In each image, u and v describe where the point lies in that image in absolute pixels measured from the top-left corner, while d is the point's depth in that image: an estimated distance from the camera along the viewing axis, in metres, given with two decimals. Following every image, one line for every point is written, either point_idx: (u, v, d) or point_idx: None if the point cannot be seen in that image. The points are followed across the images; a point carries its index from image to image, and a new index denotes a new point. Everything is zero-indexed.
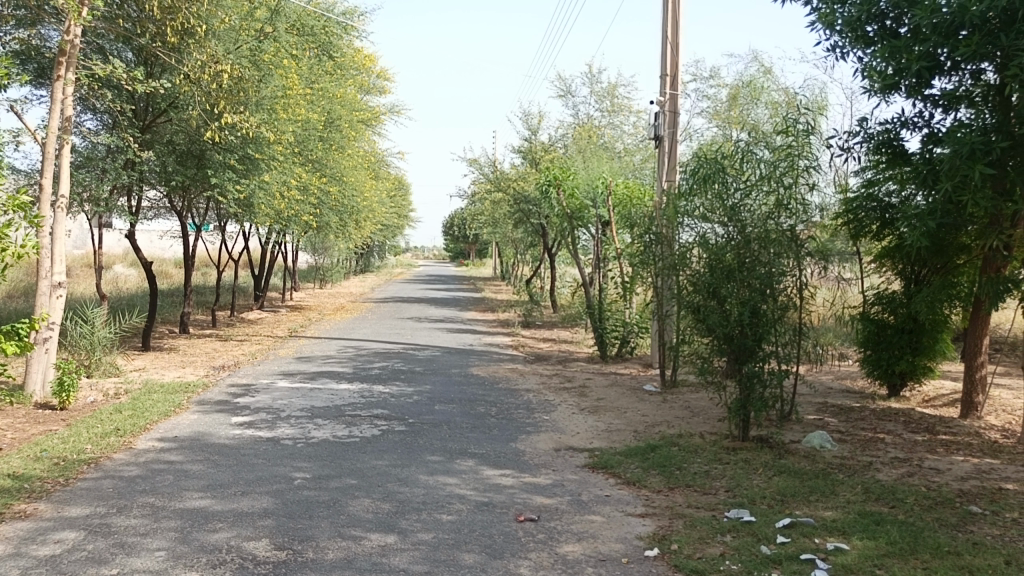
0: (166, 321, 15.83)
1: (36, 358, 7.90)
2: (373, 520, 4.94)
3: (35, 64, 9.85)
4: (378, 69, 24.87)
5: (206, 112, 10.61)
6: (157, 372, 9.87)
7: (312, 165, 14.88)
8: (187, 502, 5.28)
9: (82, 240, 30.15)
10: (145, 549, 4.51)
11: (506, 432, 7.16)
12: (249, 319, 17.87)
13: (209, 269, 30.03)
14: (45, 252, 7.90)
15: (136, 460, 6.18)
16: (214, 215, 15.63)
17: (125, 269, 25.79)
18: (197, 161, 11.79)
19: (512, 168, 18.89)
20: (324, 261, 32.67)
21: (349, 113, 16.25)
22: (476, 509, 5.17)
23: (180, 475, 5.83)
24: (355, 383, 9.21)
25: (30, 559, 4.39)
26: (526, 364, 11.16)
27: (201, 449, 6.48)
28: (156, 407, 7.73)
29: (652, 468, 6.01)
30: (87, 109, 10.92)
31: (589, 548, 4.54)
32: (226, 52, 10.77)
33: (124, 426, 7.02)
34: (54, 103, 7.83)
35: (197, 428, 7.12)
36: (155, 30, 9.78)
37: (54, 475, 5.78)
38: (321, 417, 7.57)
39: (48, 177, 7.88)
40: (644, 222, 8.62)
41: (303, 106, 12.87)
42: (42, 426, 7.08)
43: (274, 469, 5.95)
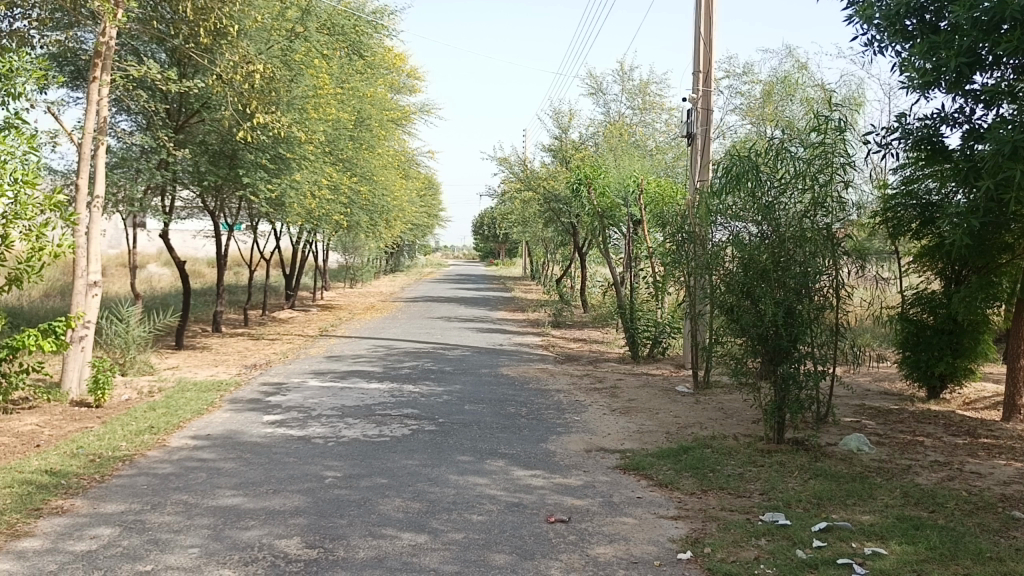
0: (199, 320, 16.02)
1: (72, 356, 8.00)
2: (404, 520, 4.93)
3: (71, 66, 10.03)
4: (408, 68, 25.01)
5: (238, 112, 10.68)
6: (190, 370, 9.98)
7: (343, 165, 14.96)
8: (219, 500, 5.31)
9: (118, 240, 30.66)
10: (178, 546, 4.54)
11: (536, 433, 7.12)
12: (281, 318, 18.03)
13: (242, 269, 30.37)
14: (81, 252, 7.99)
15: (170, 457, 6.23)
16: (246, 216, 15.78)
17: (160, 269, 26.13)
18: (228, 161, 11.86)
19: (543, 167, 18.86)
20: (355, 261, 32.89)
21: (379, 113, 16.32)
22: (507, 510, 5.13)
23: (213, 473, 5.87)
24: (385, 383, 9.23)
25: (66, 554, 4.45)
26: (556, 364, 11.12)
27: (233, 447, 6.52)
28: (189, 405, 7.79)
29: (685, 470, 5.93)
30: (121, 110, 11.07)
31: (621, 550, 4.48)
32: (259, 53, 10.87)
33: (157, 424, 7.09)
34: (90, 104, 7.93)
35: (230, 426, 7.17)
36: (189, 32, 9.90)
37: (90, 471, 5.84)
38: (351, 416, 7.59)
39: (84, 177, 7.98)
40: (676, 221, 8.54)
41: (334, 106, 12.95)
42: (78, 423, 7.17)
43: (305, 468, 5.96)
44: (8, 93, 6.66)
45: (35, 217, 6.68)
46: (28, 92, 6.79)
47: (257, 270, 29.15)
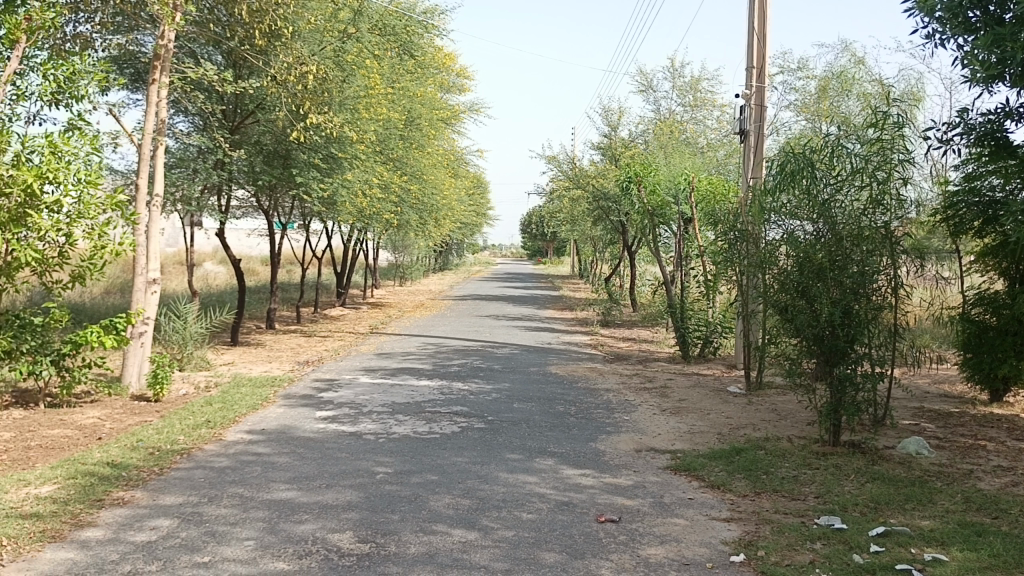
0: (253, 317, 16.33)
1: (132, 351, 8.22)
2: (454, 516, 4.95)
3: (131, 69, 10.30)
4: (458, 68, 25.16)
5: (292, 112, 10.85)
6: (245, 366, 10.17)
7: (394, 164, 15.11)
8: (274, 493, 5.40)
9: (176, 239, 31.42)
10: (234, 538, 4.64)
11: (585, 432, 7.10)
12: (332, 316, 18.28)
13: (295, 267, 30.90)
14: (141, 250, 8.19)
15: (226, 451, 6.36)
16: (298, 215, 16.03)
17: (216, 267, 26.73)
18: (283, 161, 12.06)
19: (592, 165, 18.80)
20: (404, 260, 33.22)
21: (430, 112, 16.45)
22: (557, 509, 5.13)
23: (267, 467, 5.98)
24: (435, 380, 9.29)
25: (127, 545, 4.58)
26: (605, 363, 11.07)
27: (287, 441, 6.63)
28: (244, 400, 7.95)
29: (737, 472, 5.86)
30: (179, 112, 11.34)
31: (673, 551, 4.45)
32: (312, 54, 11.02)
33: (214, 418, 7.24)
34: (150, 106, 8.13)
35: (283, 421, 7.30)
36: (244, 34, 10.09)
37: (149, 464, 5.99)
38: (401, 412, 7.66)
39: (144, 177, 8.17)
40: (728, 219, 8.44)
41: (385, 105, 13.07)
42: (138, 416, 7.36)
43: (356, 464, 6.03)
44: (72, 96, 6.87)
45: (97, 216, 6.90)
46: (90, 95, 6.99)
47: (309, 268, 29.61)
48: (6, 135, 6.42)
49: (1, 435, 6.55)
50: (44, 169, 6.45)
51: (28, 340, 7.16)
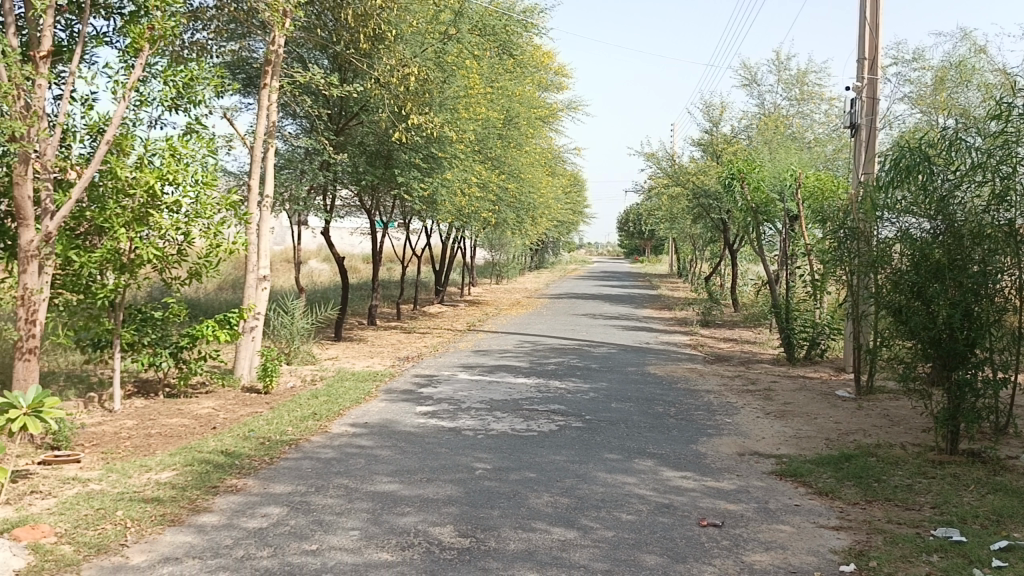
0: (356, 313, 16.80)
1: (244, 344, 8.58)
2: (554, 514, 4.96)
3: (244, 74, 10.77)
4: (556, 66, 25.18)
5: (395, 113, 11.09)
6: (349, 361, 10.47)
7: (492, 163, 15.27)
8: (377, 485, 5.54)
9: (283, 238, 32.63)
10: (341, 528, 4.78)
11: (685, 434, 6.98)
12: (431, 313, 18.62)
13: (394, 265, 31.61)
14: (252, 248, 8.52)
15: (331, 443, 6.56)
16: (399, 214, 16.40)
17: (320, 264, 27.64)
18: (384, 161, 12.35)
19: (692, 162, 18.50)
20: (501, 258, 33.50)
21: (528, 111, 16.54)
22: (657, 511, 5.07)
23: (371, 459, 6.13)
24: (533, 378, 9.32)
25: (241, 531, 4.80)
26: (706, 364, 10.86)
27: (389, 435, 6.79)
28: (348, 394, 8.17)
29: (846, 479, 5.65)
30: (288, 115, 11.78)
31: (778, 558, 4.32)
32: (414, 56, 11.25)
33: (319, 411, 7.48)
34: (261, 109, 8.45)
35: (385, 415, 7.47)
36: (349, 38, 10.37)
37: (260, 453, 6.24)
38: (500, 410, 7.72)
39: (255, 178, 8.51)
40: (837, 217, 8.15)
41: (484, 105, 13.21)
42: (249, 407, 7.68)
43: (456, 459, 6.12)
44: (190, 101, 7.21)
45: (213, 216, 7.24)
46: (207, 100, 7.32)
47: (408, 266, 30.24)
48: (130, 139, 6.80)
49: (126, 422, 6.94)
50: (165, 171, 6.82)
51: (149, 333, 7.57)
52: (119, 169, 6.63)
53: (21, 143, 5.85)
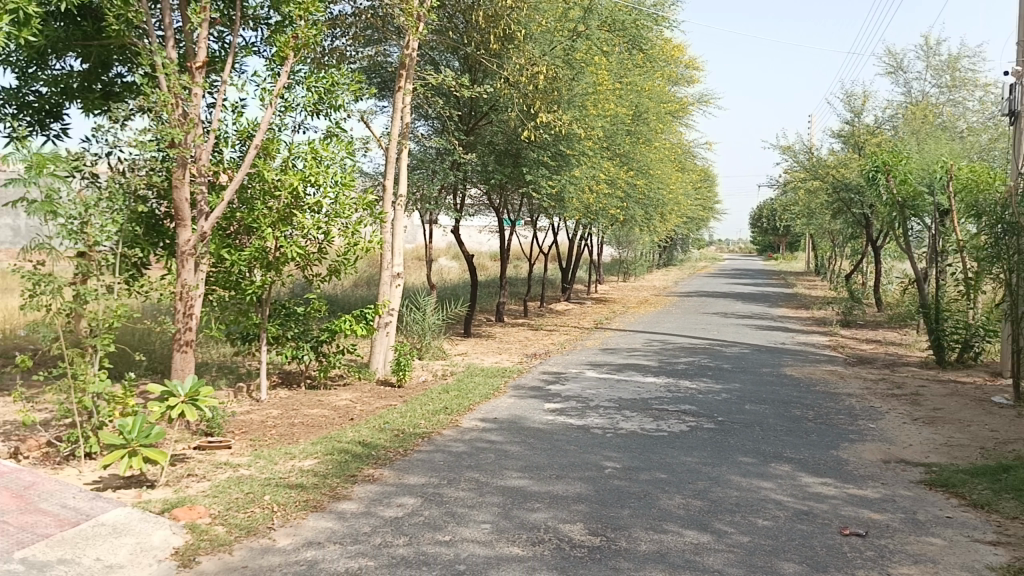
0: (485, 310, 17.08)
1: (378, 339, 8.89)
2: (686, 517, 4.87)
3: (379, 79, 11.15)
4: (686, 59, 24.73)
5: (524, 112, 11.19)
6: (478, 357, 10.67)
7: (620, 160, 15.16)
8: (508, 480, 5.61)
9: (415, 237, 33.59)
10: (473, 521, 4.88)
11: (824, 438, 6.70)
12: (559, 310, 18.70)
13: (521, 262, 31.93)
14: (386, 246, 8.81)
15: (463, 437, 6.70)
16: (527, 212, 16.56)
17: (450, 262, 28.28)
18: (513, 160, 12.36)
19: (832, 155, 17.76)
20: (628, 255, 33.22)
21: (657, 106, 16.34)
22: (795, 517, 4.89)
23: (501, 454, 6.22)
24: (662, 377, 9.20)
25: (378, 519, 4.98)
26: (846, 367, 10.38)
27: (518, 431, 6.86)
28: (478, 390, 8.32)
29: (1006, 492, 5.26)
30: (420, 117, 12.11)
31: (929, 573, 4.08)
32: (543, 54, 11.30)
33: (450, 405, 7.65)
34: (395, 112, 8.72)
35: (514, 411, 7.55)
36: (479, 40, 10.54)
37: (395, 445, 6.45)
38: (628, 408, 7.65)
39: (389, 178, 8.80)
40: (995, 211, 7.61)
41: (613, 102, 13.12)
42: (384, 400, 7.95)
43: (585, 456, 6.11)
44: (331, 106, 7.53)
45: (351, 215, 7.55)
46: (346, 104, 7.62)
47: (535, 263, 30.47)
48: (276, 143, 7.17)
49: (271, 412, 7.33)
50: (307, 173, 7.15)
51: (292, 327, 7.97)
52: (266, 172, 7.01)
53: (179, 149, 6.29)
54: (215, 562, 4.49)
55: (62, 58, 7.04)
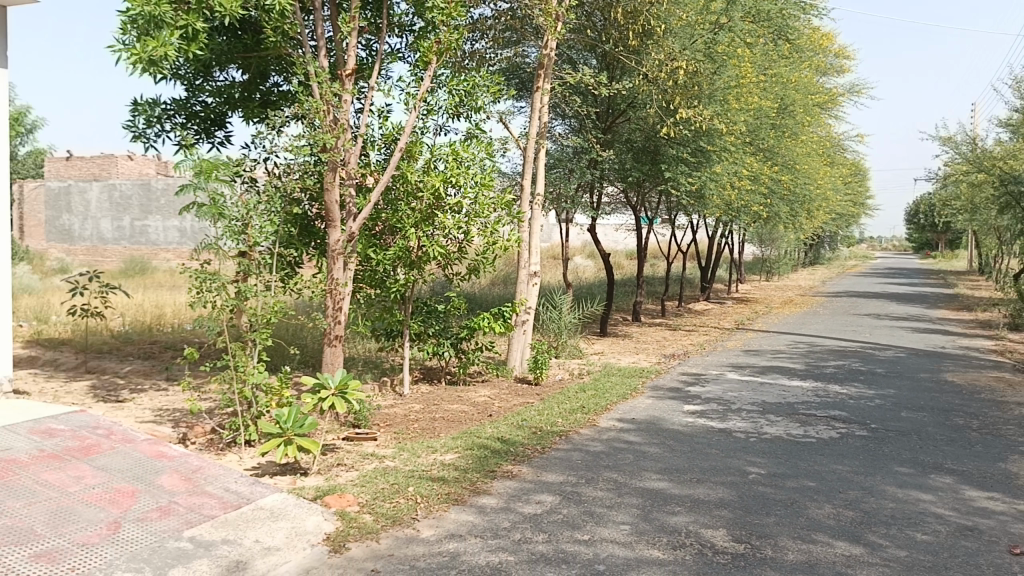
0: (622, 309, 16.96)
1: (516, 337, 9.00)
2: (836, 527, 4.65)
3: (517, 79, 11.31)
4: (836, 49, 23.62)
5: (663, 108, 11.03)
6: (615, 356, 10.60)
7: (764, 155, 14.68)
8: (647, 482, 5.54)
9: (552, 235, 33.79)
10: (611, 521, 4.85)
11: (992, 450, 6.22)
12: (698, 310, 18.31)
13: (659, 261, 31.47)
14: (524, 244, 8.90)
15: (600, 437, 6.68)
16: (666, 210, 16.31)
17: (587, 261, 28.26)
18: (652, 157, 12.31)
19: (1000, 145, 16.52)
20: (771, 253, 32.10)
21: (804, 98, 15.71)
22: (959, 533, 4.56)
23: (640, 455, 6.15)
24: (809, 381, 8.82)
25: (517, 515, 5.03)
26: (1017, 373, 9.60)
27: (657, 432, 6.76)
28: (615, 389, 8.27)
29: None
30: (558, 116, 12.19)
31: None
32: (683, 48, 11.09)
33: (588, 404, 7.64)
34: (533, 111, 8.80)
35: (653, 412, 7.45)
36: (618, 36, 10.58)
37: (533, 442, 6.50)
38: (772, 413, 7.39)
39: (527, 178, 8.89)
40: None
41: (756, 95, 12.70)
42: (521, 397, 8.04)
43: (727, 461, 5.95)
44: (471, 108, 7.69)
45: (490, 214, 7.66)
46: (486, 105, 7.76)
47: (673, 263, 29.95)
48: (419, 145, 7.39)
49: (414, 406, 7.56)
50: (448, 174, 7.33)
51: (434, 325, 8.19)
52: (410, 174, 7.25)
53: (330, 153, 6.60)
54: (363, 549, 4.72)
55: (225, 70, 7.54)
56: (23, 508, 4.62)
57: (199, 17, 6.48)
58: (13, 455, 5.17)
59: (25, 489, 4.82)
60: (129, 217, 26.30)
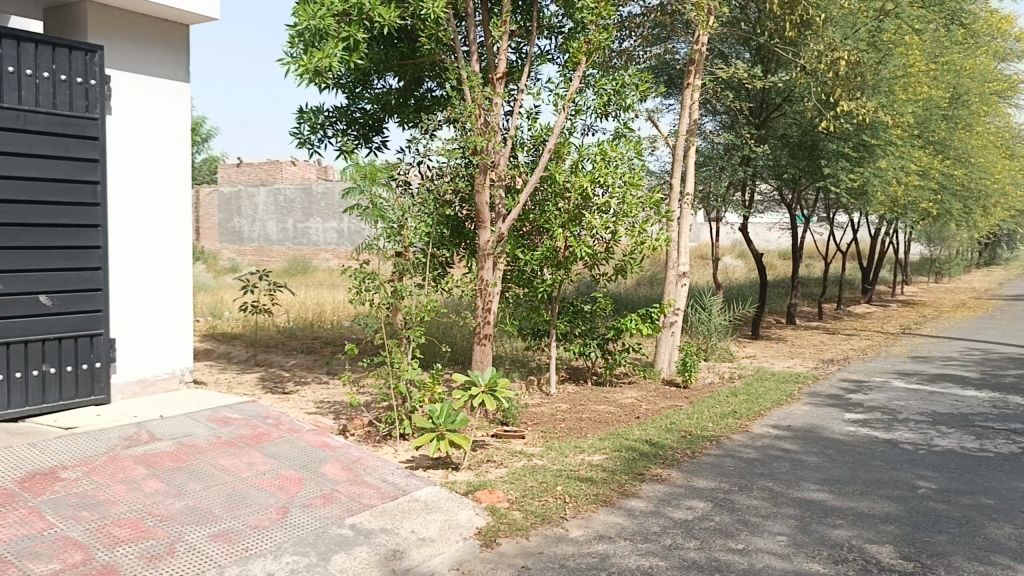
0: (776, 312, 16.35)
1: (664, 338, 8.87)
2: (1020, 550, 4.29)
3: (666, 76, 11.22)
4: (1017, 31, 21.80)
5: (822, 101, 10.55)
6: (768, 360, 10.24)
7: (934, 148, 13.76)
8: (804, 492, 5.32)
9: (699, 235, 33.07)
10: (767, 531, 4.69)
11: None
12: (858, 313, 17.38)
13: (814, 261, 30.11)
14: (673, 244, 8.75)
15: (754, 443, 6.47)
16: (823, 208, 15.59)
17: (736, 261, 27.44)
18: (809, 152, 11.80)
19: None
20: (939, 254, 30.01)
21: (981, 86, 14.60)
22: None
23: (796, 464, 5.91)
24: (985, 391, 8.17)
25: (668, 520, 4.96)
26: None
27: (815, 441, 6.47)
28: (769, 395, 7.98)
29: None
30: (709, 113, 11.96)
31: None
32: (845, 38, 10.56)
33: (740, 409, 7.42)
34: (683, 108, 8.64)
35: (810, 420, 7.14)
36: (773, 28, 10.30)
37: (683, 446, 6.38)
38: (944, 424, 6.90)
39: (676, 176, 8.74)
40: None
41: (925, 84, 11.89)
42: (670, 400, 7.91)
43: (893, 474, 5.61)
44: (620, 106, 7.63)
45: (638, 214, 7.58)
46: (635, 104, 7.69)
47: (829, 263, 28.57)
48: (567, 146, 7.42)
49: (561, 405, 7.61)
50: (596, 174, 7.31)
51: (580, 325, 8.21)
52: (558, 175, 7.28)
53: (480, 156, 6.74)
54: (514, 546, 4.79)
55: (383, 78, 7.86)
56: (203, 490, 5.00)
57: (360, 28, 6.78)
58: (194, 441, 5.60)
59: (204, 472, 5.22)
60: (291, 219, 27.86)
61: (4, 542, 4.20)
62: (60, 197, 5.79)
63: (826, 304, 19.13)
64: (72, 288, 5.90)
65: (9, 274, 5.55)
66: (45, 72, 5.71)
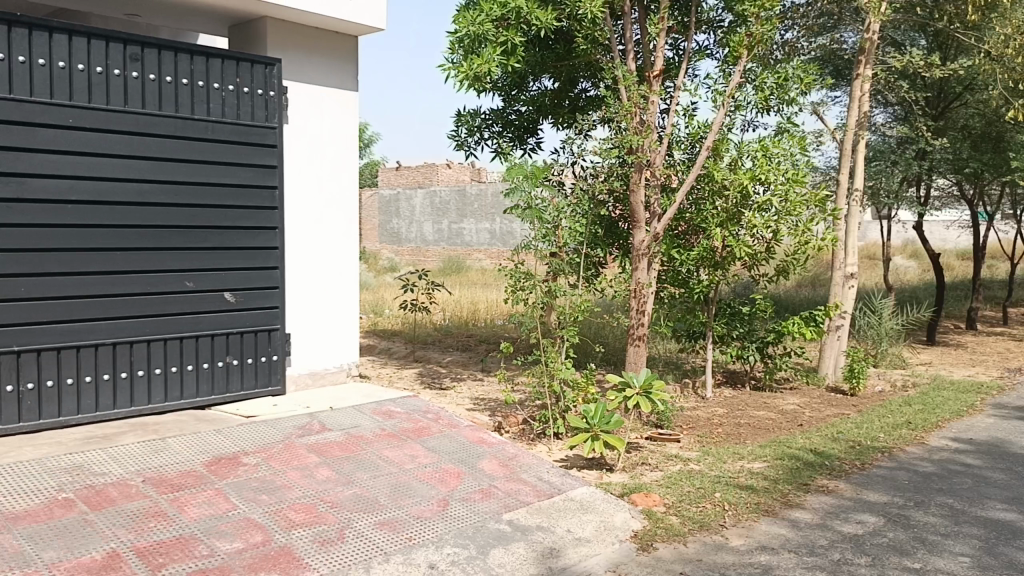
0: (953, 317, 15.23)
1: (829, 343, 8.46)
2: None
3: (834, 68, 10.78)
4: None
5: (1010, 89, 9.74)
6: (945, 369, 9.54)
7: None
8: (991, 512, 4.92)
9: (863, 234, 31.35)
10: (948, 551, 4.37)
11: None
12: None
13: (995, 262, 27.83)
14: (840, 244, 8.33)
15: (931, 457, 6.05)
16: (1009, 205, 14.39)
17: (906, 262, 25.78)
18: (993, 144, 11.11)
19: None
20: None
21: None
22: None
23: (981, 481, 5.47)
24: None
25: (835, 533, 4.73)
26: None
27: (1002, 457, 5.97)
28: (947, 405, 7.44)
29: None
30: (880, 105, 11.33)
31: None
32: None
33: (914, 420, 6.95)
34: (852, 100, 8.22)
35: (995, 434, 6.59)
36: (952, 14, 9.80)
37: (851, 457, 6.06)
38: None
39: (845, 172, 8.31)
40: None
41: None
42: (835, 408, 7.53)
43: None
44: (782, 101, 7.35)
45: (803, 213, 7.26)
46: (799, 98, 7.37)
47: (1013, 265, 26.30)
48: (726, 143, 7.22)
49: (718, 410, 7.42)
50: (757, 171, 7.06)
51: (739, 327, 7.97)
52: (716, 172, 7.10)
53: (636, 155, 6.68)
54: (671, 551, 4.72)
55: (538, 79, 7.94)
56: (369, 480, 5.24)
57: (517, 32, 6.85)
58: (361, 432, 5.87)
59: (370, 463, 5.47)
60: (446, 220, 28.69)
61: (196, 520, 4.57)
62: (242, 202, 6.24)
63: (1011, 309, 17.62)
64: (252, 286, 6.35)
65: (199, 272, 6.05)
66: (230, 86, 6.17)
